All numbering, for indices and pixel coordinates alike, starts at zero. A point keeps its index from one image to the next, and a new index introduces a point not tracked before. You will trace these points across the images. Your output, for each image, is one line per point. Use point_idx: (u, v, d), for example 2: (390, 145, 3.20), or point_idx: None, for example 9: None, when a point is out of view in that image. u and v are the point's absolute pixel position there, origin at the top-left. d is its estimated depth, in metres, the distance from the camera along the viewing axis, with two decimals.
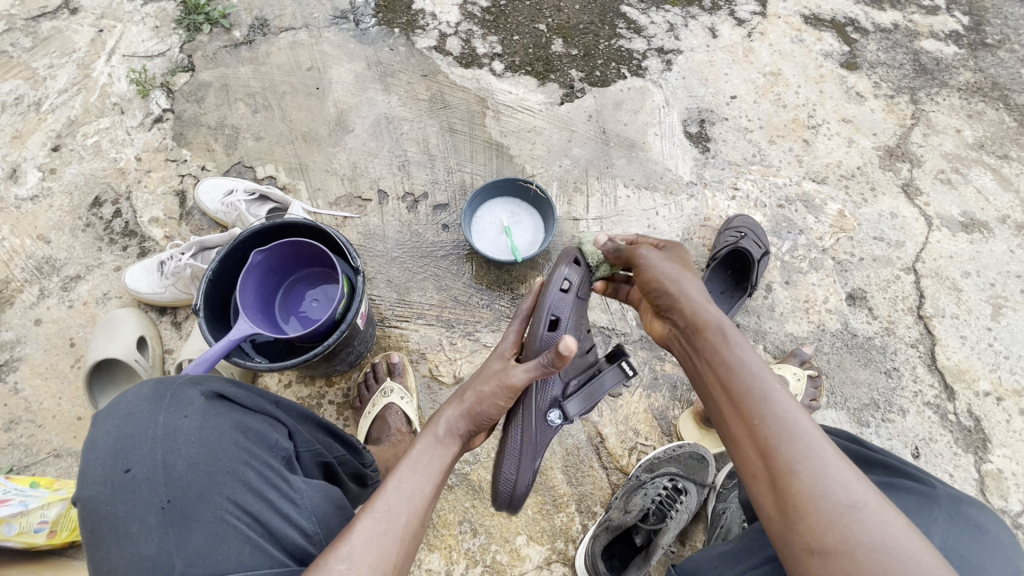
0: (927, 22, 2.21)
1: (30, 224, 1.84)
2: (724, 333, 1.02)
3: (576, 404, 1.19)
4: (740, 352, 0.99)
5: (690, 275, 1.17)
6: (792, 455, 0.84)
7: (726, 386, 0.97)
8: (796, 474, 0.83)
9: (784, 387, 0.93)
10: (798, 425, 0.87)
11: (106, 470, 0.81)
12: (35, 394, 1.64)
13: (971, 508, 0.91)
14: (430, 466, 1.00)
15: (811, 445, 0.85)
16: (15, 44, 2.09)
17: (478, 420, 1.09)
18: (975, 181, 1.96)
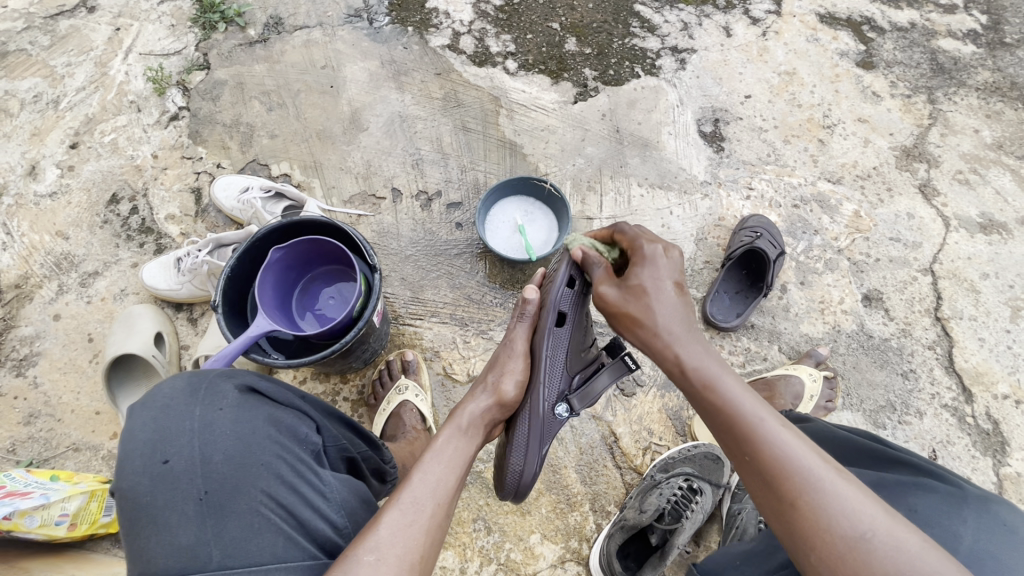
0: (945, 21, 2.19)
1: (49, 221, 1.86)
2: (705, 368, 0.98)
3: (583, 398, 1.19)
4: (723, 386, 0.96)
5: (665, 296, 1.05)
6: (791, 493, 0.84)
7: (716, 424, 0.96)
8: (798, 512, 0.82)
9: (766, 417, 0.91)
10: (792, 457, 0.86)
11: (144, 461, 0.82)
12: (54, 388, 1.66)
13: (998, 507, 0.88)
14: (456, 458, 1.02)
15: (808, 478, 0.84)
16: (34, 43, 2.11)
17: (501, 401, 1.14)
18: (993, 181, 1.94)
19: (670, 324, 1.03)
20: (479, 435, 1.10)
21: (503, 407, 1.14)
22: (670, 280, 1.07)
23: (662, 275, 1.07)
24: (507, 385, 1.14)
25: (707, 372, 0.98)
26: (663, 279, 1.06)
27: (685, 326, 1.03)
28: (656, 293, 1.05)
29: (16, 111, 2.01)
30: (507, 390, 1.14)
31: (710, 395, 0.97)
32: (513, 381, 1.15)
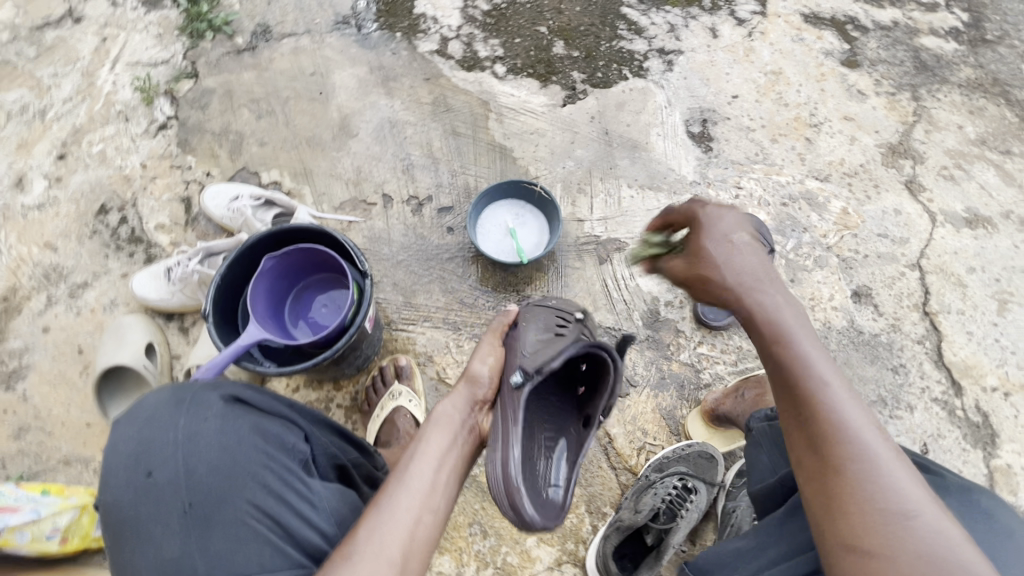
0: (927, 19, 2.21)
1: (37, 232, 1.85)
2: (779, 323, 0.92)
3: (537, 362, 1.11)
4: (795, 343, 0.90)
5: (744, 250, 0.98)
6: (839, 455, 0.81)
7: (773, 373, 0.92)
8: (842, 476, 0.80)
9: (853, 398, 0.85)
10: (854, 428, 0.82)
11: (129, 475, 0.83)
12: (44, 402, 1.65)
13: (981, 495, 0.93)
14: (427, 449, 1.02)
15: (863, 447, 0.81)
16: (20, 54, 2.10)
17: (472, 380, 1.16)
18: (978, 177, 1.97)
19: (747, 278, 0.96)
20: (454, 421, 1.08)
21: (474, 386, 1.15)
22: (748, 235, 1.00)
23: (732, 229, 0.99)
24: (477, 364, 1.18)
25: (782, 327, 0.92)
26: (727, 238, 0.98)
27: (768, 275, 0.96)
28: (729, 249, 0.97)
29: (2, 123, 2.00)
30: (477, 369, 1.17)
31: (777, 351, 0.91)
32: (483, 361, 1.19)
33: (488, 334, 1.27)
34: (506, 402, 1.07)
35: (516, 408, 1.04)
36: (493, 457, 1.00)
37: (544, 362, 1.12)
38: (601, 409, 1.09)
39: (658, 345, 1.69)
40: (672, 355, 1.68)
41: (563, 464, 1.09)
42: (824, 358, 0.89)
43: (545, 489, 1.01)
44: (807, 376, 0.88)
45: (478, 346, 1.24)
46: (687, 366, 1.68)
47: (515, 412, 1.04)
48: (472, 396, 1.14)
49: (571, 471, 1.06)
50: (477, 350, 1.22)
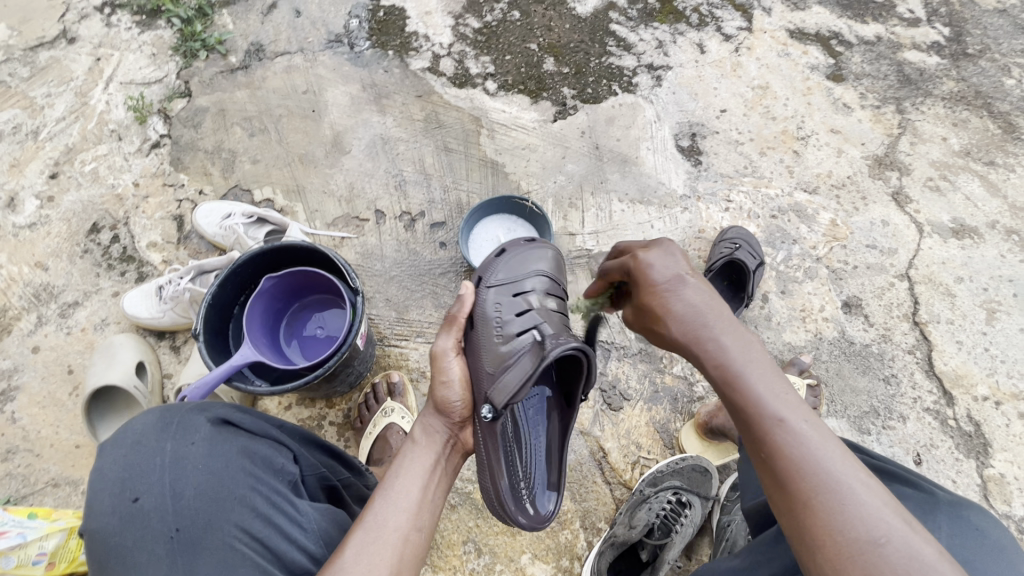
0: (910, 34, 2.26)
1: (28, 252, 1.84)
2: (730, 365, 0.92)
3: (503, 393, 1.04)
4: (748, 383, 0.89)
5: (691, 291, 1.00)
6: (802, 492, 0.80)
7: (732, 415, 0.91)
8: (807, 514, 0.79)
9: (798, 416, 0.86)
10: (817, 459, 0.81)
11: (113, 500, 0.81)
12: (33, 423, 1.63)
13: (970, 510, 0.93)
14: (413, 470, 1.02)
15: (827, 481, 0.79)
16: (13, 74, 2.11)
17: (442, 407, 1.13)
18: (963, 188, 1.99)
19: (694, 322, 0.97)
20: (434, 446, 1.08)
21: (448, 412, 1.13)
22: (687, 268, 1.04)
23: (665, 271, 1.04)
24: (444, 392, 1.13)
25: (731, 369, 0.91)
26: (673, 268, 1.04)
27: (715, 314, 0.97)
28: (669, 295, 1.00)
29: None
30: (445, 396, 1.13)
31: (734, 395, 0.90)
32: (448, 386, 1.13)
33: (443, 344, 1.17)
34: (483, 431, 1.08)
35: (496, 441, 1.05)
36: (483, 485, 1.08)
37: (508, 386, 1.05)
38: (581, 394, 1.12)
39: (651, 358, 1.69)
40: (665, 368, 1.68)
41: (541, 463, 1.20)
42: (778, 388, 0.89)
43: (530, 504, 1.10)
44: (761, 415, 0.87)
45: (438, 365, 1.15)
46: (680, 380, 1.67)
47: (492, 440, 1.05)
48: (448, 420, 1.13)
49: (558, 471, 1.18)
50: (437, 370, 1.15)
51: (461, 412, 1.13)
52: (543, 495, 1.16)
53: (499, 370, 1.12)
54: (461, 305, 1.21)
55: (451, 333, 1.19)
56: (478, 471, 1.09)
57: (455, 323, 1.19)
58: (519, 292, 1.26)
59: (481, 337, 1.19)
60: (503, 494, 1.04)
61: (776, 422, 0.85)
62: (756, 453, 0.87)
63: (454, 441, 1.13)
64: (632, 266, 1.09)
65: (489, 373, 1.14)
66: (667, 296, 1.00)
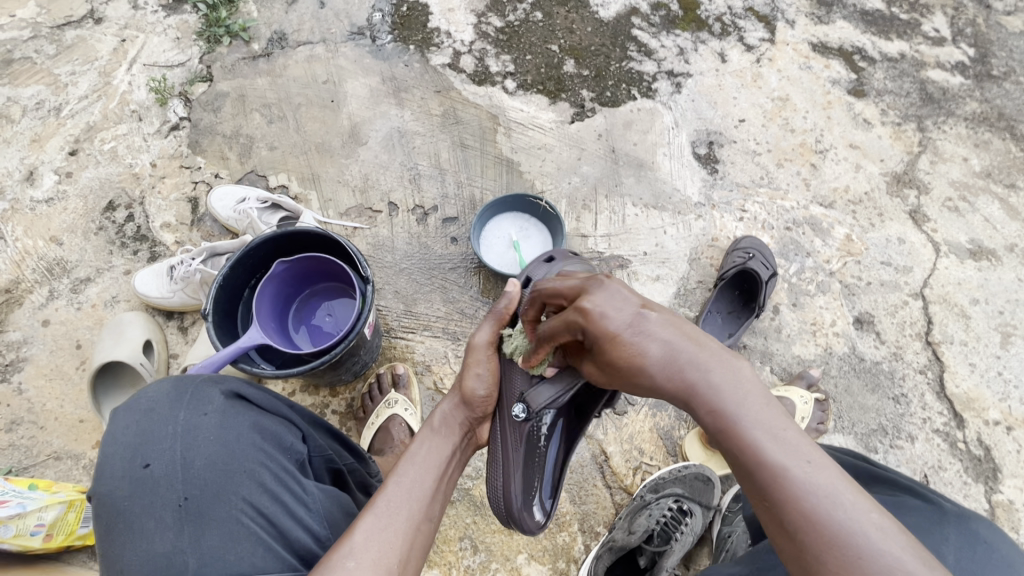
0: (934, 52, 2.24)
1: (44, 226, 1.86)
2: (722, 409, 0.83)
3: (541, 396, 1.03)
4: (745, 429, 0.81)
5: (657, 327, 0.89)
6: (817, 546, 0.73)
7: (733, 466, 0.83)
8: (823, 569, 0.72)
9: (799, 454, 0.78)
10: (823, 506, 0.75)
11: (125, 465, 0.81)
12: (39, 395, 1.64)
13: (979, 524, 0.92)
14: (430, 459, 1.03)
15: (839, 529, 0.73)
16: (39, 51, 2.14)
17: (468, 398, 1.13)
18: (982, 209, 1.97)
19: (674, 363, 0.86)
20: (453, 435, 1.10)
21: (472, 404, 1.13)
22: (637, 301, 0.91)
23: (618, 312, 0.89)
24: (473, 383, 1.12)
25: (726, 415, 0.82)
26: (627, 308, 0.90)
27: (696, 346, 0.87)
28: (638, 338, 0.88)
29: (17, 118, 2.03)
30: (474, 387, 1.12)
31: (732, 444, 0.82)
32: (479, 378, 1.12)
33: (482, 336, 1.14)
34: (508, 428, 1.09)
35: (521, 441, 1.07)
36: (492, 484, 1.09)
37: (549, 389, 1.03)
38: (597, 412, 1.11)
39: None
40: None
41: (554, 473, 1.18)
42: (770, 428, 0.81)
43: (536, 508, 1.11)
44: (761, 464, 0.79)
45: (473, 356, 1.13)
46: None
47: (516, 440, 1.08)
48: (470, 414, 1.14)
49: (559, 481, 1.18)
50: (472, 360, 1.14)
51: (483, 407, 1.14)
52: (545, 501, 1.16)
53: (536, 372, 1.10)
54: (507, 300, 1.12)
55: (493, 327, 1.14)
56: (489, 467, 1.11)
57: (498, 317, 1.13)
58: None
59: (521, 335, 1.14)
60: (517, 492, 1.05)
61: (779, 470, 0.78)
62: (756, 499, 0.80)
63: (470, 434, 1.15)
64: (578, 315, 0.91)
65: (524, 374, 1.10)
66: (639, 341, 0.87)
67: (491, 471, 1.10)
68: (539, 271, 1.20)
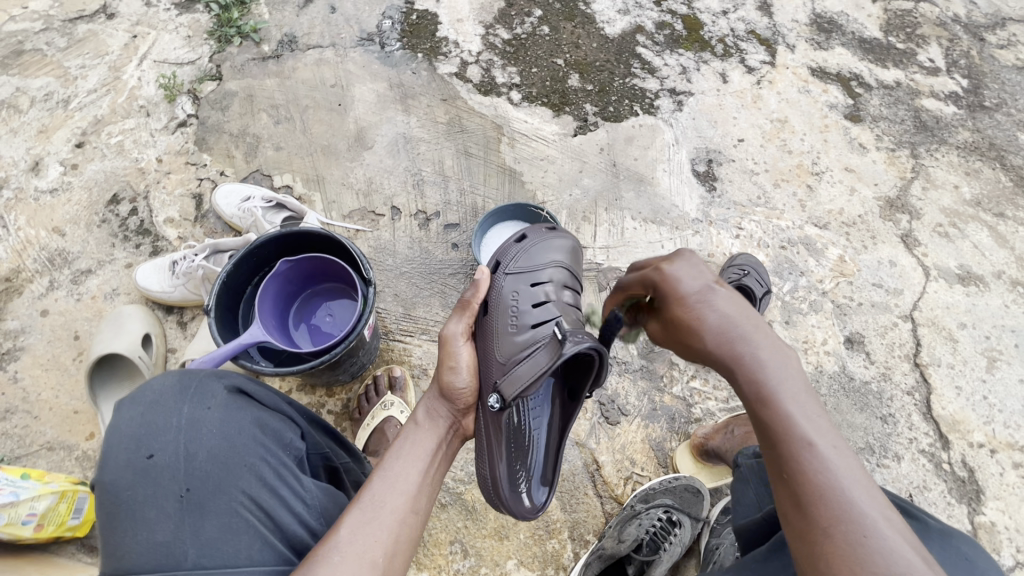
0: (929, 82, 2.30)
1: (47, 217, 1.87)
2: (766, 384, 0.90)
3: (511, 386, 1.10)
4: (781, 402, 0.88)
5: (725, 302, 0.97)
6: (825, 521, 0.79)
7: (761, 433, 0.90)
8: (828, 542, 0.77)
9: (828, 436, 0.85)
10: (839, 487, 0.81)
11: (128, 454, 0.82)
12: (34, 385, 1.64)
13: (961, 541, 0.95)
14: (415, 452, 1.04)
15: (849, 508, 0.79)
16: (50, 44, 2.16)
17: (447, 392, 1.15)
18: (972, 236, 2.02)
19: (729, 333, 0.94)
20: (435, 428, 1.11)
21: (452, 397, 1.15)
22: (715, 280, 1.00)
23: (694, 283, 0.99)
24: (449, 376, 1.15)
25: (766, 387, 0.90)
26: (704, 280, 1.00)
27: (753, 326, 0.95)
28: (702, 305, 0.96)
29: (25, 108, 2.04)
30: (451, 381, 1.14)
31: (768, 415, 0.88)
32: (453, 371, 1.15)
33: (453, 327, 1.20)
34: (488, 420, 1.13)
35: (501, 431, 1.11)
36: (480, 474, 1.13)
37: (519, 378, 1.10)
38: (586, 392, 1.15)
39: (651, 376, 1.69)
40: (665, 387, 1.68)
41: (543, 457, 1.22)
42: (805, 407, 0.88)
43: (524, 495, 1.13)
44: (791, 436, 0.85)
45: (445, 348, 1.17)
46: (679, 400, 1.67)
47: (495, 430, 1.12)
48: (451, 407, 1.16)
49: (557, 460, 1.19)
50: (446, 354, 1.17)
51: (465, 398, 1.16)
52: (537, 489, 1.18)
53: (510, 360, 1.16)
54: (475, 291, 1.22)
55: (463, 318, 1.20)
56: (477, 460, 1.15)
57: (467, 308, 1.20)
58: (534, 282, 1.28)
59: (493, 322, 1.22)
60: (502, 479, 1.09)
61: (806, 444, 0.84)
62: (777, 472, 0.86)
63: (455, 426, 1.17)
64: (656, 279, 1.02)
65: (499, 361, 1.17)
66: (700, 307, 0.96)
67: (479, 461, 1.14)
68: (506, 261, 1.29)
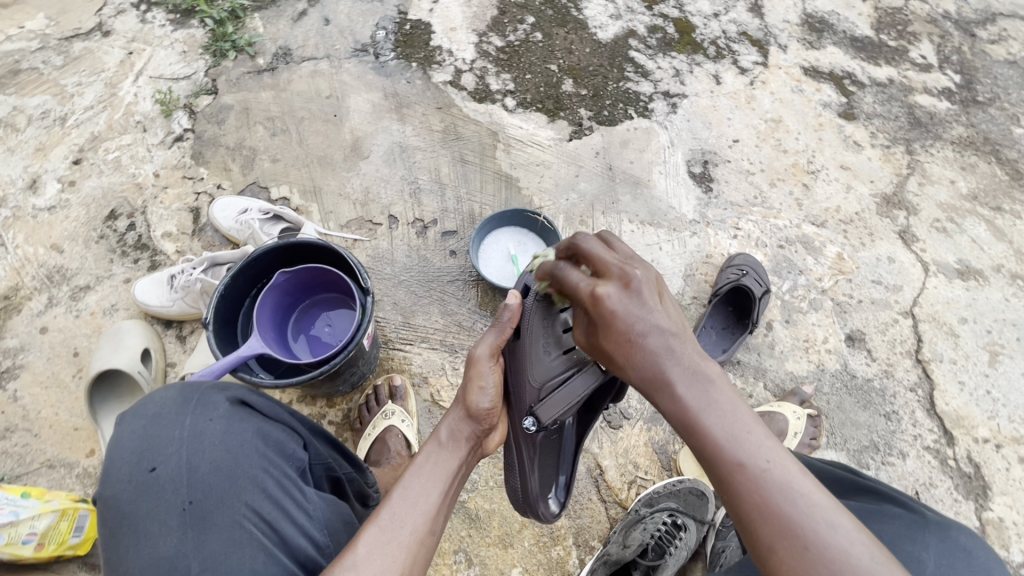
0: (921, 78, 2.31)
1: (46, 234, 1.87)
2: (690, 409, 0.88)
3: (548, 411, 1.12)
4: (708, 428, 0.86)
5: (648, 323, 0.93)
6: (770, 543, 0.78)
7: (697, 460, 0.87)
8: (781, 567, 0.77)
9: (762, 452, 0.83)
10: (781, 504, 0.79)
11: (131, 468, 0.82)
12: (34, 403, 1.64)
13: (958, 532, 0.94)
14: (437, 471, 1.01)
15: (792, 523, 0.78)
16: (47, 62, 2.17)
17: (473, 412, 1.09)
18: (969, 231, 2.01)
19: (652, 359, 0.92)
20: (461, 449, 1.06)
21: (477, 417, 1.09)
22: (646, 299, 0.94)
23: (623, 303, 0.94)
24: (477, 397, 1.09)
25: (691, 411, 0.88)
26: (634, 298, 0.94)
27: (671, 352, 0.91)
28: (628, 329, 0.93)
29: (22, 127, 2.05)
30: (478, 402, 1.09)
31: (697, 440, 0.86)
32: (483, 392, 1.10)
33: (483, 348, 1.12)
34: (520, 437, 1.16)
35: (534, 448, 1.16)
36: (511, 479, 1.22)
37: (560, 402, 1.12)
38: (606, 406, 1.21)
39: None
40: None
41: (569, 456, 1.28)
42: (737, 430, 0.85)
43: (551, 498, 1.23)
44: (723, 463, 0.83)
45: (474, 369, 1.11)
46: None
47: (529, 447, 1.16)
48: (476, 428, 1.10)
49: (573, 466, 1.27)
50: (474, 374, 1.11)
51: (489, 418, 1.11)
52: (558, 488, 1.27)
53: (544, 384, 1.15)
54: (509, 312, 1.15)
55: (497, 342, 1.13)
56: (508, 470, 1.22)
57: (501, 332, 1.13)
58: (563, 303, 1.22)
59: (527, 348, 1.16)
60: (534, 487, 1.18)
61: (738, 467, 0.82)
62: (725, 505, 0.84)
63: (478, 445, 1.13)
64: (586, 291, 0.97)
65: (531, 387, 1.15)
66: (630, 330, 0.93)
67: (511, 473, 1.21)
68: (534, 279, 1.22)
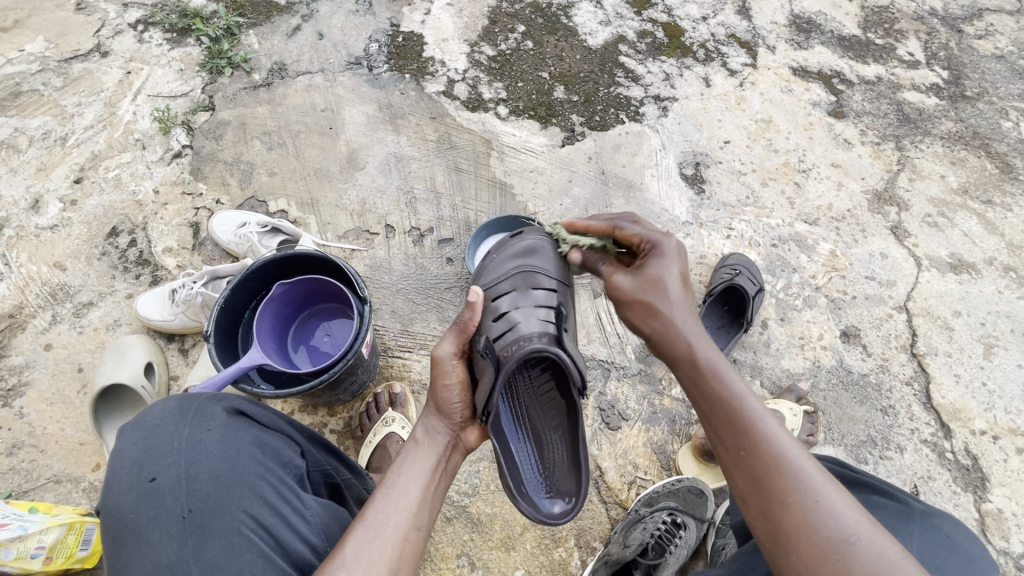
0: (909, 75, 2.33)
1: (48, 252, 1.90)
2: (715, 367, 1.04)
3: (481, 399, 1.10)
4: (729, 384, 1.01)
5: (678, 296, 1.15)
6: (779, 492, 0.88)
7: (713, 415, 1.01)
8: (785, 515, 0.86)
9: (771, 415, 0.96)
10: (791, 463, 0.90)
11: (132, 479, 0.84)
12: (40, 419, 1.66)
13: (942, 520, 0.99)
14: (416, 467, 1.05)
15: (801, 479, 0.88)
16: (47, 84, 2.21)
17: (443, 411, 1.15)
18: (961, 224, 2.03)
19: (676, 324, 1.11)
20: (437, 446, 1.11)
21: (448, 415, 1.15)
22: (678, 272, 1.17)
23: (665, 270, 1.17)
24: (446, 395, 1.15)
25: (711, 367, 1.04)
26: (674, 272, 1.17)
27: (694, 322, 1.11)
28: (659, 288, 1.15)
29: (24, 148, 2.09)
30: (448, 400, 1.15)
31: (715, 394, 1.01)
32: (450, 391, 1.15)
33: (444, 348, 1.17)
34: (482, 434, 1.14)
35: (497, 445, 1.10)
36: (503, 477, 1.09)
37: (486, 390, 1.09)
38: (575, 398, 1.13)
39: (650, 380, 1.70)
40: (664, 390, 1.69)
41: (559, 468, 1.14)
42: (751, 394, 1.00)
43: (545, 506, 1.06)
44: (739, 415, 0.97)
45: (438, 370, 1.15)
46: (678, 402, 1.68)
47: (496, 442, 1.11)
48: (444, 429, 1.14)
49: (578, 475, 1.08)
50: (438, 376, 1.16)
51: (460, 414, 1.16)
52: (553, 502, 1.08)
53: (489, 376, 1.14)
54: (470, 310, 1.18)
55: (454, 344, 1.18)
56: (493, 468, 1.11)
57: (460, 330, 1.18)
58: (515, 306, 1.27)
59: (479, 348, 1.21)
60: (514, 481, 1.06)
61: (755, 420, 0.96)
62: (736, 457, 0.95)
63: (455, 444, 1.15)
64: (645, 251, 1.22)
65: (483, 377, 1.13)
66: (659, 292, 1.14)
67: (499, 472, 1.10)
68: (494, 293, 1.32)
